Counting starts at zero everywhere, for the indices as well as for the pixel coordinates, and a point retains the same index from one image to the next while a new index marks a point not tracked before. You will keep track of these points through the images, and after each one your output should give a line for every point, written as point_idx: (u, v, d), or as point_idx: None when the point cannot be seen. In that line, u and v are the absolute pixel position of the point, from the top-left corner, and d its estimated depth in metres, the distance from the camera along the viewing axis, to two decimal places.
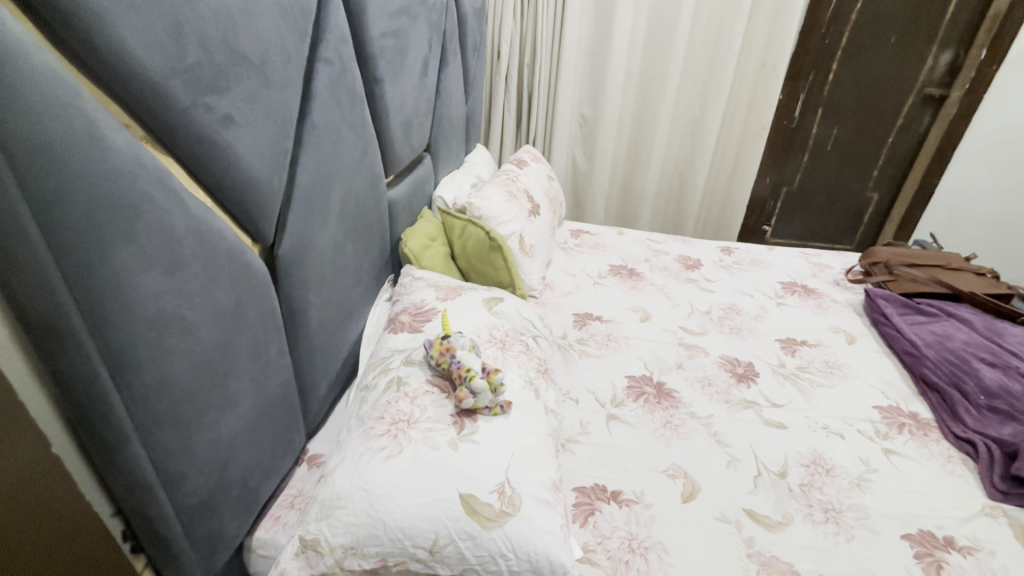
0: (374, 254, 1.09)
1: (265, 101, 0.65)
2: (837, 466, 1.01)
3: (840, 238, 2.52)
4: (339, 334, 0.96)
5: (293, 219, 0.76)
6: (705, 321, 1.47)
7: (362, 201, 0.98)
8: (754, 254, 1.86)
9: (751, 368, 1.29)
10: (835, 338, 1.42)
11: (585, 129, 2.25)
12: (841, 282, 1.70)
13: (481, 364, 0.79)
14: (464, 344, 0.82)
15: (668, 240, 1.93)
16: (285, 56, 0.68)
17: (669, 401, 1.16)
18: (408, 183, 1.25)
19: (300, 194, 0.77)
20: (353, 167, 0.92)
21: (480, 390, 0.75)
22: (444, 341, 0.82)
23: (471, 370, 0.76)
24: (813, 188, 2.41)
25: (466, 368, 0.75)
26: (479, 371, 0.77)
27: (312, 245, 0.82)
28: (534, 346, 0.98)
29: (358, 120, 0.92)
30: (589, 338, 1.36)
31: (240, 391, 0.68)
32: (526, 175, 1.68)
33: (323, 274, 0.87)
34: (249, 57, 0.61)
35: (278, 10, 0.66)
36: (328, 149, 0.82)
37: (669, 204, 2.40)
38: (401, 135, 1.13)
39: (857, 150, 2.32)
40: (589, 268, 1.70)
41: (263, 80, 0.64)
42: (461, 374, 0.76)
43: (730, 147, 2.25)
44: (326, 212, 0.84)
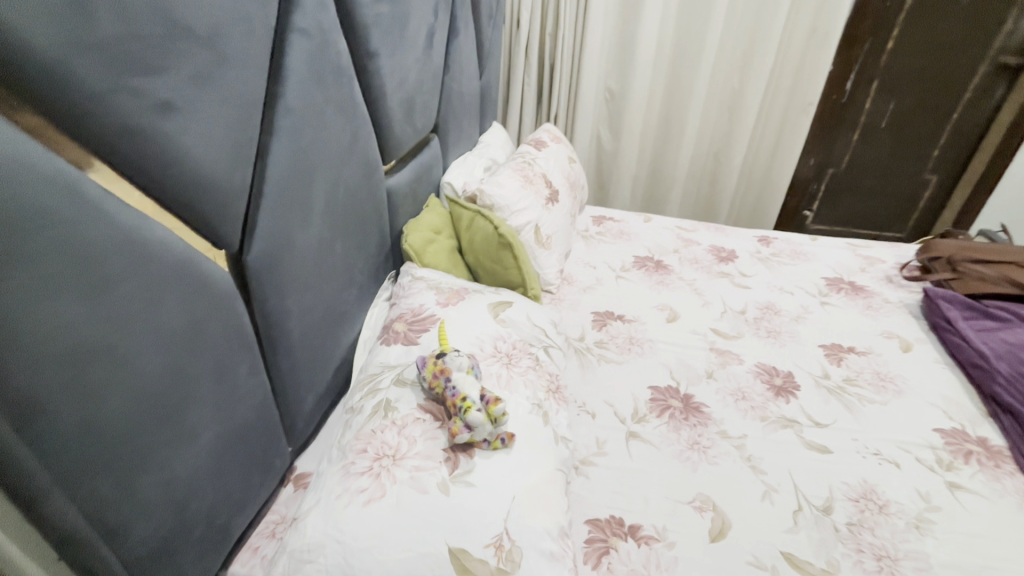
0: (370, 251, 0.98)
1: (219, 82, 0.54)
2: (892, 503, 0.88)
3: (890, 225, 2.31)
4: (327, 343, 0.87)
5: (265, 220, 0.65)
6: (740, 322, 1.33)
7: (354, 194, 0.87)
8: (795, 246, 1.69)
9: (791, 379, 1.15)
10: (888, 345, 1.27)
11: (612, 105, 2.07)
12: (894, 278, 1.52)
13: (480, 391, 0.68)
14: (462, 365, 0.71)
15: (700, 228, 1.77)
16: (244, 26, 0.57)
17: (697, 418, 1.04)
18: (411, 170, 1.13)
19: (273, 191, 0.66)
20: (341, 156, 0.80)
21: (477, 424, 0.64)
22: (439, 360, 0.71)
23: (467, 400, 0.65)
24: (863, 169, 2.19)
25: (461, 401, 0.64)
26: (477, 400, 0.66)
27: (290, 248, 0.71)
28: (545, 360, 0.87)
29: (345, 101, 0.80)
30: (610, 341, 1.24)
31: (201, 422, 0.58)
32: (545, 157, 1.54)
33: (306, 279, 0.77)
34: (193, 28, 0.50)
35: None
36: (308, 136, 0.71)
37: (701, 187, 2.22)
38: (402, 117, 1.00)
39: (916, 127, 2.09)
40: (611, 259, 1.57)
41: (215, 57, 0.53)
42: (456, 404, 0.65)
43: (771, 125, 2.05)
44: (308, 209, 0.74)
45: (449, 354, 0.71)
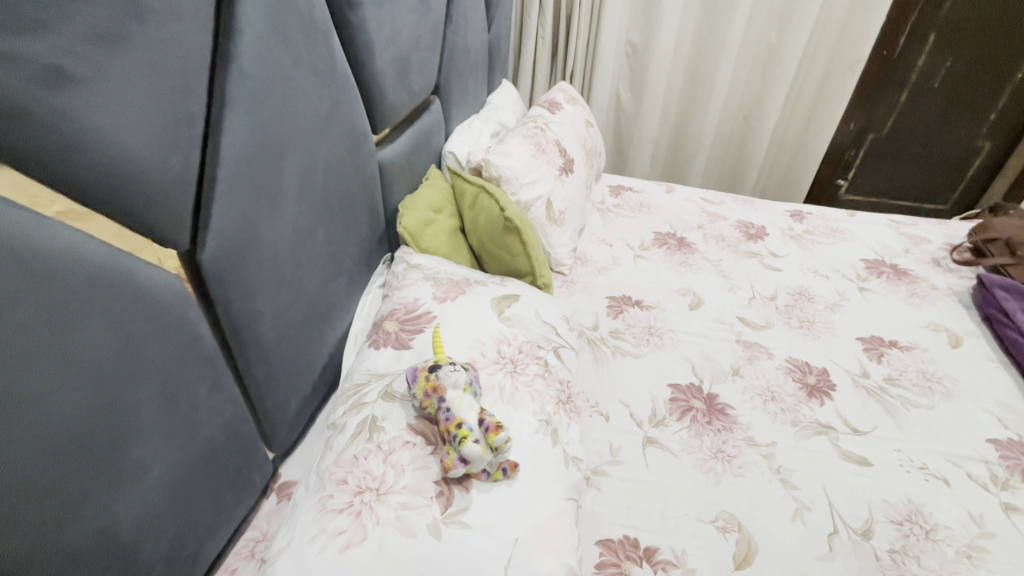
0: (360, 235, 0.87)
1: (132, 41, 0.42)
2: (940, 527, 0.79)
3: (932, 196, 2.13)
4: (311, 341, 0.78)
5: (222, 211, 0.54)
6: (769, 310, 1.22)
7: (336, 171, 0.75)
8: (831, 222, 1.55)
9: (826, 378, 1.05)
10: (934, 339, 1.15)
11: (634, 61, 1.88)
12: (942, 262, 1.38)
13: (479, 414, 0.58)
14: (459, 383, 0.60)
15: (726, 201, 1.63)
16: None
17: (722, 422, 0.94)
18: (408, 139, 1.00)
19: (230, 176, 0.54)
20: (318, 128, 0.68)
21: (474, 457, 0.55)
22: (431, 375, 0.61)
23: (464, 429, 0.55)
24: (909, 135, 2.00)
25: (458, 433, 0.55)
26: (475, 427, 0.57)
27: (257, 241, 0.61)
28: (554, 365, 0.77)
29: (321, 62, 0.67)
30: (626, 331, 1.13)
31: (148, 454, 0.50)
32: (559, 122, 1.38)
33: (280, 274, 0.67)
34: None
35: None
36: (272, 107, 0.59)
37: (728, 152, 2.05)
38: (395, 79, 0.87)
39: (973, 88, 1.88)
40: (629, 236, 1.44)
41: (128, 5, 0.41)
42: (450, 432, 0.56)
43: (810, 84, 1.85)
44: (278, 194, 0.63)
45: (444, 368, 0.61)
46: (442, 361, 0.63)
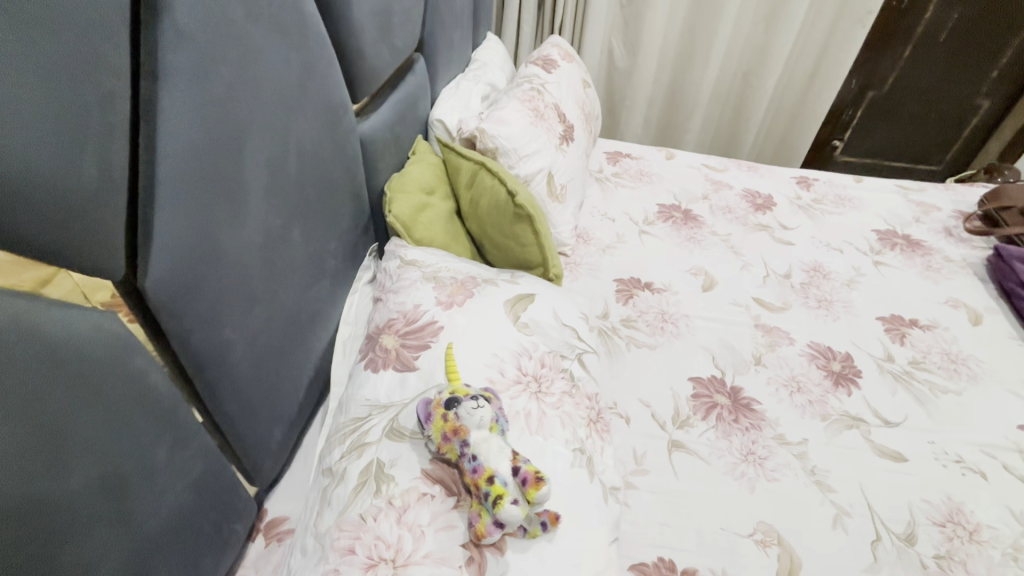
0: (343, 227, 0.74)
1: None
2: (983, 527, 0.76)
3: (926, 157, 2.08)
4: (293, 360, 0.65)
5: (168, 222, 0.41)
6: (785, 290, 1.14)
7: (312, 155, 0.61)
8: (838, 189, 1.47)
9: (851, 364, 0.99)
10: (954, 316, 1.10)
11: (628, 11, 1.71)
12: (954, 231, 1.33)
13: (512, 462, 0.49)
14: (485, 423, 0.50)
15: (730, 167, 1.53)
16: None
17: (749, 419, 0.87)
18: (391, 107, 0.85)
19: (174, 175, 0.40)
20: (286, 102, 0.54)
21: (512, 520, 0.45)
22: (449, 413, 0.51)
23: (498, 487, 0.46)
24: (909, 93, 1.91)
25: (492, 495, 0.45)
26: (511, 482, 0.47)
27: (219, 254, 0.47)
28: (580, 378, 0.67)
29: (284, 16, 0.52)
30: (639, 318, 1.04)
31: (93, 551, 0.38)
32: (557, 83, 1.23)
33: (251, 289, 0.54)
34: None
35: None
36: (225, 78, 0.44)
37: (725, 112, 1.93)
38: (376, 35, 0.71)
39: (978, 42, 1.79)
40: (631, 209, 1.33)
41: None
42: (482, 490, 0.46)
43: (815, 38, 1.73)
44: (241, 191, 0.49)
45: (465, 405, 0.50)
46: (461, 392, 0.52)
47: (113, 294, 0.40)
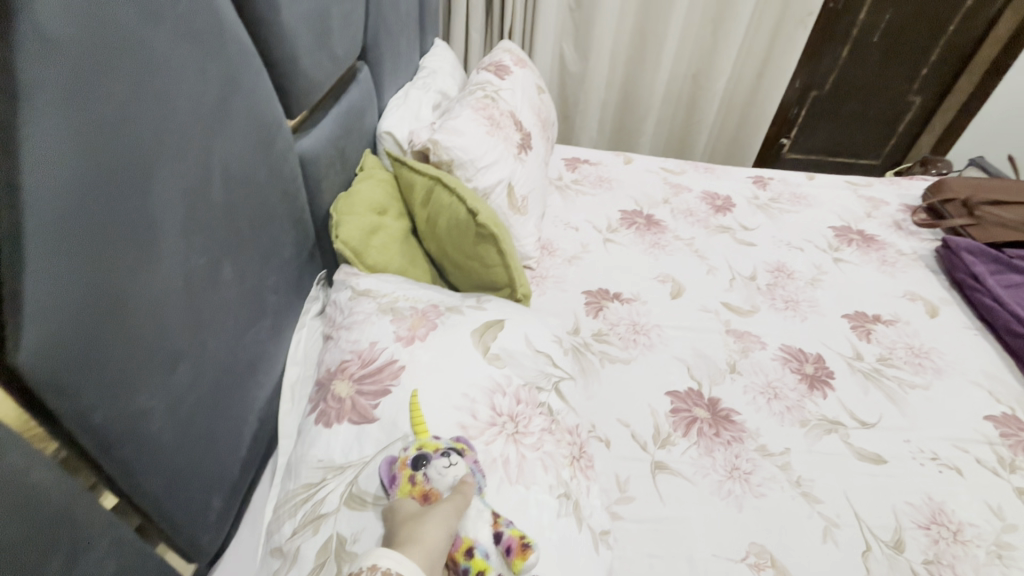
0: (284, 258, 0.65)
1: None
2: (966, 526, 0.76)
3: (867, 152, 2.16)
4: (230, 415, 0.56)
5: (46, 280, 0.32)
6: (752, 292, 1.13)
7: (241, 180, 0.53)
8: (792, 187, 1.49)
9: (823, 365, 0.98)
10: (913, 309, 1.12)
11: (577, 16, 1.69)
12: (904, 225, 1.36)
13: (493, 529, 0.46)
14: (459, 483, 0.47)
15: (687, 170, 1.52)
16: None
17: (730, 432, 0.85)
18: (334, 121, 0.77)
19: (49, 221, 0.32)
20: (204, 122, 0.46)
21: None
22: (419, 477, 0.47)
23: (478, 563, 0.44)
24: (848, 91, 1.98)
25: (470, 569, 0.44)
26: (492, 552, 0.45)
27: (125, 310, 0.39)
28: (559, 411, 0.61)
29: (195, 19, 0.43)
30: (611, 332, 1.00)
31: None
32: (511, 89, 1.18)
33: (172, 345, 0.45)
34: None
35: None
36: (117, 95, 0.36)
37: (677, 115, 1.94)
38: (311, 42, 0.63)
39: (909, 41, 1.87)
40: (594, 216, 1.30)
41: None
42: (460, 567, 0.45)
43: (761, 38, 1.76)
44: (150, 231, 0.41)
45: (433, 468, 0.47)
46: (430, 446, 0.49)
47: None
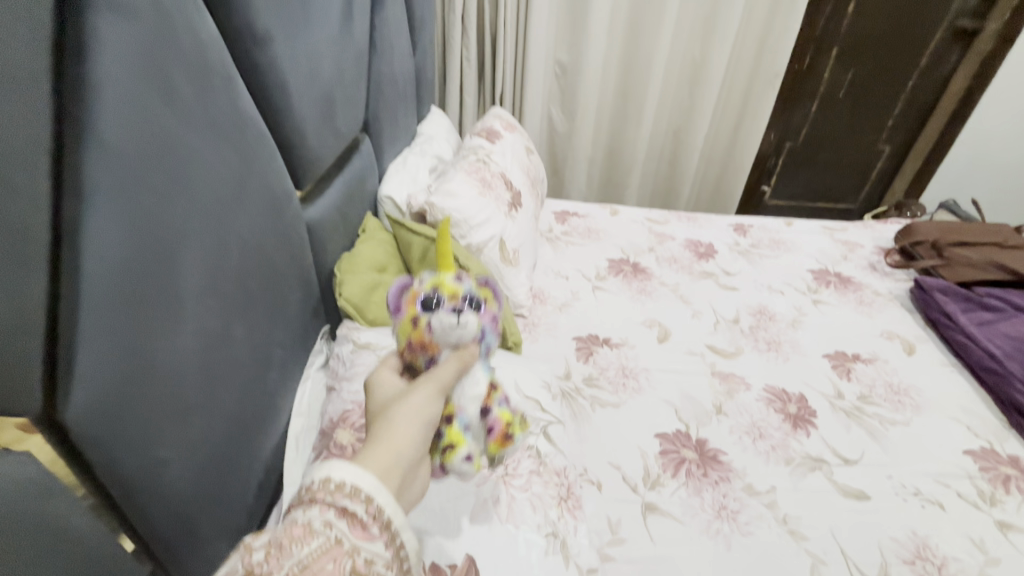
0: (291, 315, 0.71)
1: None
2: (949, 560, 0.78)
3: (844, 197, 2.27)
4: (239, 465, 0.61)
5: (93, 349, 0.38)
6: (736, 335, 1.18)
7: (255, 249, 0.59)
8: (772, 233, 1.57)
9: (806, 404, 1.02)
10: (891, 348, 1.17)
11: (563, 81, 1.83)
12: (878, 266, 1.43)
13: (481, 407, 0.54)
14: (463, 340, 0.55)
15: (671, 219, 1.61)
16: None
17: (718, 472, 0.88)
18: (338, 190, 0.85)
19: (100, 298, 0.38)
20: (225, 202, 0.52)
21: (458, 469, 0.52)
22: (424, 324, 0.55)
23: (460, 433, 0.52)
24: (821, 142, 2.10)
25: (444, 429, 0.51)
26: (472, 424, 0.53)
27: (152, 369, 0.44)
28: (547, 454, 0.66)
29: (222, 118, 0.51)
30: (601, 376, 1.04)
31: None
32: (501, 152, 1.28)
33: (190, 399, 0.50)
34: None
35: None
36: (159, 187, 0.43)
37: (661, 167, 2.05)
38: (319, 125, 0.72)
39: (873, 96, 2.00)
40: (583, 265, 1.37)
41: None
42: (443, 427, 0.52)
43: (735, 97, 1.90)
44: (176, 300, 0.46)
45: (440, 318, 0.54)
46: (447, 293, 0.56)
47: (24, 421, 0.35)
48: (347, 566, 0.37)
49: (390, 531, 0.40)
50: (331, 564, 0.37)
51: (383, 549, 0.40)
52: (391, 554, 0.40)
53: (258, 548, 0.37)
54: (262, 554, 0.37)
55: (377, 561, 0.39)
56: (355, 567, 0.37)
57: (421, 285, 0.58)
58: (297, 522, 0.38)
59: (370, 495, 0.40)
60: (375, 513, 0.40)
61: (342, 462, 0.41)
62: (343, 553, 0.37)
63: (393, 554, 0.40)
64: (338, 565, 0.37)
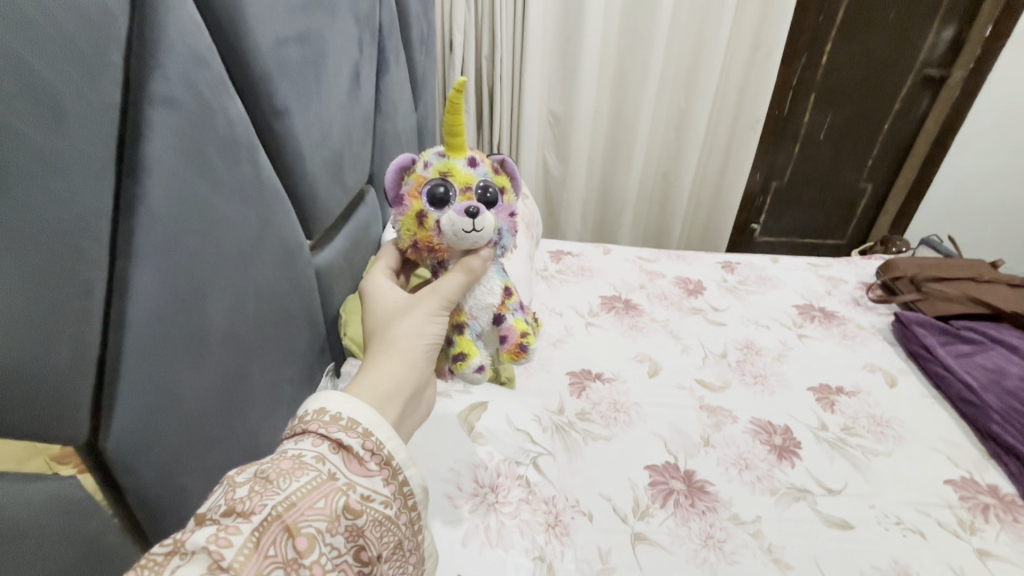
0: (299, 353, 0.77)
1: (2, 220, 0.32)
2: None
3: (831, 233, 2.35)
4: None
5: (131, 387, 0.44)
6: (723, 369, 1.23)
7: (269, 295, 0.66)
8: (758, 270, 1.63)
9: (791, 436, 1.05)
10: (874, 380, 1.21)
11: (556, 129, 1.94)
12: (862, 301, 1.49)
13: (493, 318, 0.72)
14: (474, 241, 0.65)
15: (661, 257, 1.68)
16: (35, 104, 0.34)
17: (705, 502, 0.91)
18: (344, 237, 0.92)
19: (141, 343, 0.44)
20: (245, 254, 0.59)
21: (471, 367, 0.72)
22: (433, 223, 0.67)
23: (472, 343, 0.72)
24: (805, 182, 2.20)
25: (460, 334, 0.70)
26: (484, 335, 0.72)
27: (179, 404, 0.50)
28: (536, 483, 0.70)
29: (245, 182, 0.58)
30: (593, 410, 1.08)
31: None
32: None
33: (209, 431, 0.55)
34: None
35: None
36: (192, 245, 0.49)
37: (652, 207, 2.15)
38: (328, 182, 0.79)
39: (851, 139, 2.11)
40: (576, 302, 1.43)
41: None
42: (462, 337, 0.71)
43: (719, 142, 2.01)
44: (201, 343, 0.52)
45: (450, 218, 0.65)
46: (459, 184, 0.68)
47: (64, 446, 0.39)
48: (339, 500, 0.40)
49: (387, 467, 0.45)
50: (324, 499, 0.40)
51: (379, 485, 0.44)
52: (386, 489, 0.44)
53: (243, 483, 0.39)
54: (248, 489, 0.39)
55: (372, 495, 0.43)
56: (348, 502, 0.41)
57: (428, 171, 0.69)
58: (289, 455, 0.42)
59: (366, 428, 0.45)
60: (372, 448, 0.45)
61: (336, 395, 0.47)
62: (336, 490, 0.41)
63: (389, 487, 0.45)
64: (330, 500, 0.40)
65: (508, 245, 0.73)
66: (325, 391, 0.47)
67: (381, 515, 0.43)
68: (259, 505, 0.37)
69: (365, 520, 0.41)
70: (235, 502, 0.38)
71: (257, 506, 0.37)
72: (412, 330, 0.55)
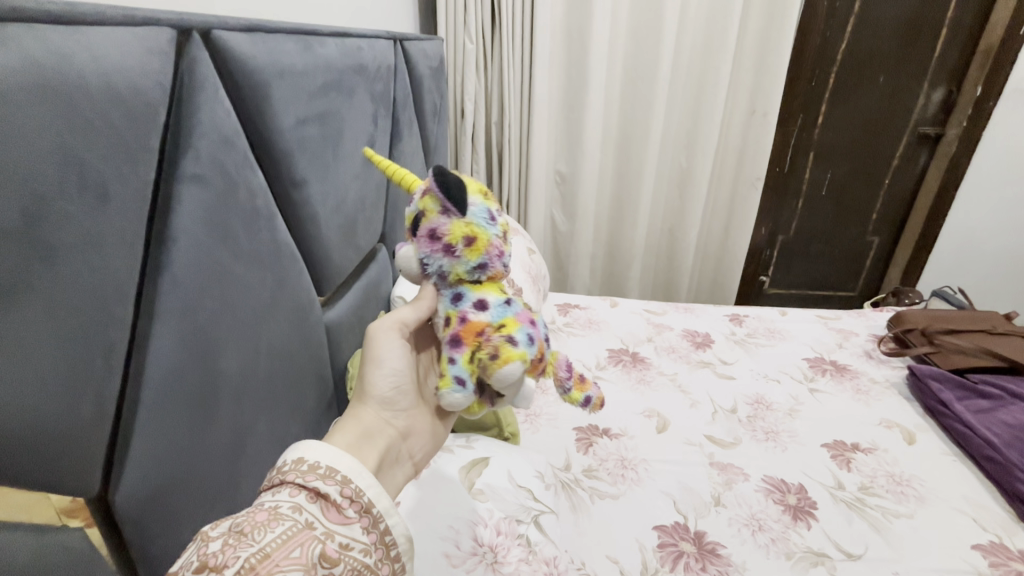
0: (306, 409, 0.79)
1: (37, 287, 0.36)
2: None
3: (841, 285, 2.35)
4: None
5: (142, 444, 0.46)
6: (733, 425, 1.21)
7: (281, 351, 0.69)
8: (767, 323, 1.63)
9: (806, 496, 1.02)
10: (890, 437, 1.18)
11: (563, 188, 2.02)
12: (874, 354, 1.48)
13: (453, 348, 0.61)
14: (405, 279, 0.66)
15: (669, 310, 1.69)
16: (82, 187, 0.38)
17: (716, 566, 0.88)
18: (355, 294, 0.96)
19: (154, 400, 0.47)
20: (259, 314, 0.63)
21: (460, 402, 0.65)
22: None
23: None
24: (811, 235, 2.23)
25: None
26: None
27: (187, 460, 0.52)
28: (537, 543, 0.69)
29: (263, 248, 0.63)
30: (600, 467, 1.07)
31: None
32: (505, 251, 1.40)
33: (215, 487, 0.57)
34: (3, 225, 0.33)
35: (56, 99, 0.36)
36: (209, 307, 0.53)
37: (660, 260, 2.18)
38: (340, 243, 0.84)
39: (853, 194, 2.15)
40: (584, 356, 1.43)
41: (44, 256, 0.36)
42: None
43: (722, 198, 2.07)
44: (212, 399, 0.55)
45: None
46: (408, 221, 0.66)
47: (74, 500, 0.41)
48: (315, 548, 0.42)
49: (366, 515, 0.47)
50: (299, 548, 0.41)
51: (358, 532, 0.46)
52: (366, 537, 0.47)
53: (217, 537, 0.40)
54: (222, 543, 0.40)
55: (350, 543, 0.45)
56: (323, 550, 0.43)
57: None
58: (265, 507, 0.43)
59: (345, 476, 0.48)
60: (350, 495, 0.47)
61: (315, 445, 0.49)
62: (311, 538, 0.43)
63: (368, 536, 0.47)
64: (306, 549, 0.42)
65: (445, 267, 0.61)
66: (306, 441, 0.49)
67: (358, 563, 0.44)
68: (231, 557, 0.38)
69: (341, 569, 0.43)
70: (208, 557, 0.39)
71: (230, 558, 0.38)
72: (382, 376, 0.61)
